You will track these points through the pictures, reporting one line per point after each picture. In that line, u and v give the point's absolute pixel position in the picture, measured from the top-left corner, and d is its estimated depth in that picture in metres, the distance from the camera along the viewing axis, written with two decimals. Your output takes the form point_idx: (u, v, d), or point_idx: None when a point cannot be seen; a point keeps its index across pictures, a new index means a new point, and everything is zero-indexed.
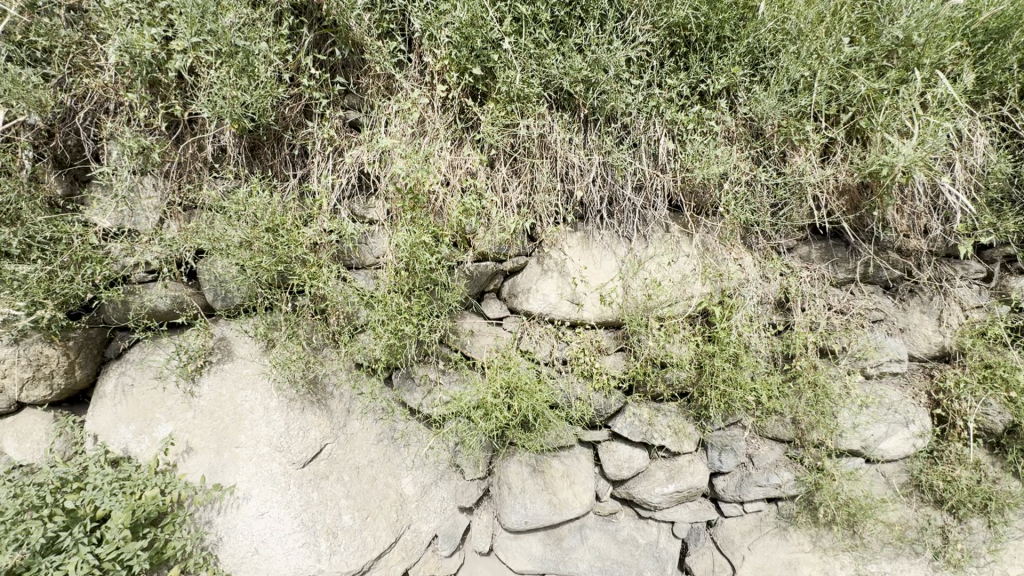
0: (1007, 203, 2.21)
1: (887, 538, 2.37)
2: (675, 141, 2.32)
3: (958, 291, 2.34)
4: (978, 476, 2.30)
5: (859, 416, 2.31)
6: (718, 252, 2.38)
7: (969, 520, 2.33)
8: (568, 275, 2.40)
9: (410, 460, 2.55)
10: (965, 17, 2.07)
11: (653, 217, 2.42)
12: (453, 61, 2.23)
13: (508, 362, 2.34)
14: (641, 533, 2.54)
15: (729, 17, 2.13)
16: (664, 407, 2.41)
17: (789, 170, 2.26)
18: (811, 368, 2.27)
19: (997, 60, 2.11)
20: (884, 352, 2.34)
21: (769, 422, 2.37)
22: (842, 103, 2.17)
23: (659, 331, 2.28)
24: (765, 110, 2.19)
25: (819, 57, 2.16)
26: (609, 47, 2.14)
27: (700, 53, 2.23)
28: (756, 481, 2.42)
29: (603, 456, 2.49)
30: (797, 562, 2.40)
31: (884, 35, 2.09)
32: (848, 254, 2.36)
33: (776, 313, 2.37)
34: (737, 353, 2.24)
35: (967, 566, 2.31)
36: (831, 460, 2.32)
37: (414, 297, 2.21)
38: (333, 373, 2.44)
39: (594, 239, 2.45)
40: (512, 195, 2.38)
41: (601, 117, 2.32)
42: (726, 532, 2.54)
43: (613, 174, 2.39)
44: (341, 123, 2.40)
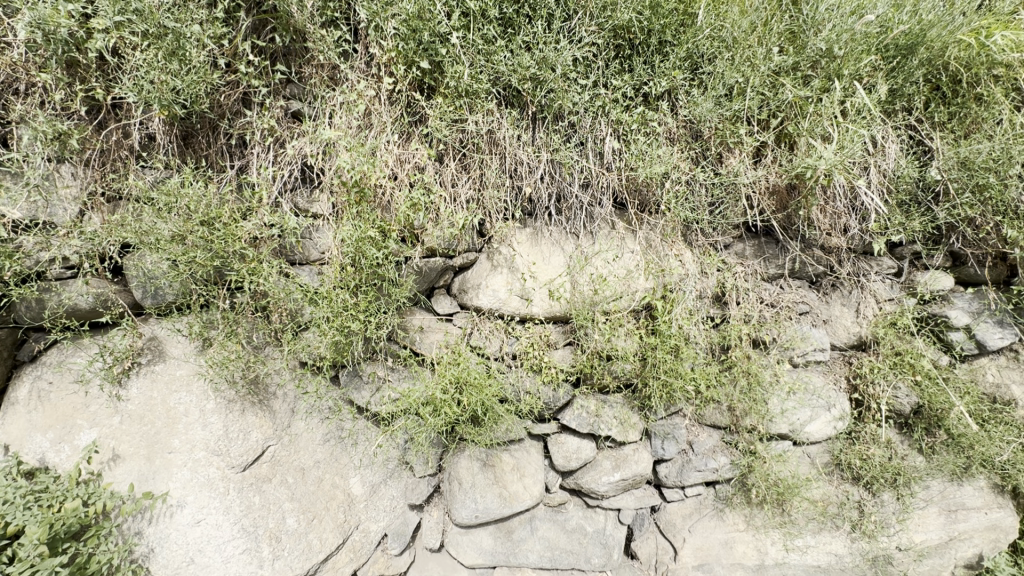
0: (914, 204, 2.41)
1: (811, 514, 2.53)
2: (620, 141, 2.39)
3: (873, 285, 2.52)
4: (889, 454, 2.51)
5: (787, 401, 2.47)
6: (660, 249, 2.48)
7: (881, 494, 2.52)
8: (517, 271, 2.43)
9: (358, 459, 2.50)
10: (879, 33, 2.24)
11: (599, 214, 2.49)
12: (400, 53, 2.20)
13: (458, 358, 2.35)
14: (588, 521, 2.61)
15: (670, 22, 2.23)
16: (610, 398, 2.49)
17: (724, 170, 2.38)
18: (745, 358, 2.41)
19: (906, 74, 2.30)
20: (809, 342, 2.51)
21: (706, 410, 2.49)
22: (772, 108, 2.30)
23: (605, 325, 2.34)
24: (703, 113, 2.30)
25: (752, 65, 2.29)
26: (556, 46, 2.18)
27: (643, 56, 2.32)
28: (695, 467, 2.53)
29: (552, 449, 2.54)
30: (732, 541, 2.57)
31: (809, 46, 2.24)
32: (778, 251, 2.53)
33: (713, 307, 2.50)
34: (677, 345, 2.35)
35: (879, 535, 2.51)
36: (762, 444, 2.46)
37: (361, 293, 2.17)
38: (276, 372, 2.36)
39: (543, 235, 2.49)
40: (461, 190, 2.37)
41: (549, 116, 2.36)
42: (669, 516, 2.65)
43: (561, 171, 2.44)
44: (283, 113, 2.31)
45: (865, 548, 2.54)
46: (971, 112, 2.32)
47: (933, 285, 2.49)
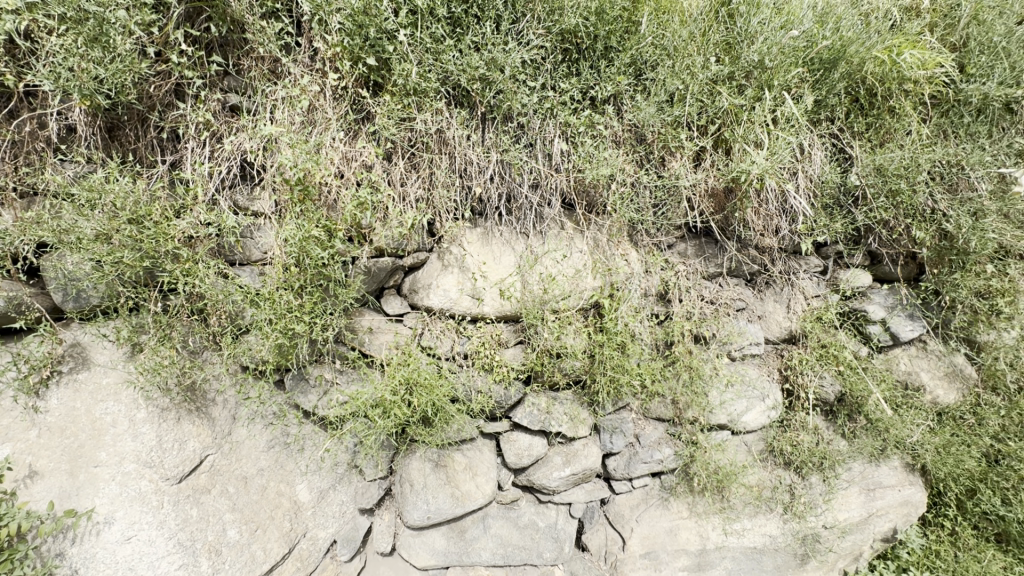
0: (837, 207, 2.59)
1: (747, 499, 2.66)
2: (569, 142, 2.45)
3: (802, 282, 2.69)
4: (817, 439, 2.67)
5: (725, 393, 2.60)
6: (606, 249, 2.55)
7: (810, 477, 2.68)
8: (467, 270, 2.43)
9: (305, 465, 2.43)
10: (805, 47, 2.40)
11: (549, 215, 2.53)
12: (345, 49, 2.16)
13: (408, 358, 2.33)
14: (541, 516, 2.65)
15: (615, 29, 2.31)
16: (560, 395, 2.54)
17: (667, 173, 2.49)
18: (686, 353, 2.52)
19: (829, 86, 2.47)
20: (745, 337, 2.66)
21: (652, 403, 2.59)
22: (710, 115, 2.42)
23: (554, 323, 2.39)
24: (645, 118, 2.39)
25: (691, 73, 2.41)
26: (505, 48, 2.21)
27: (589, 60, 2.38)
28: (642, 459, 2.63)
29: (504, 446, 2.56)
30: (677, 529, 2.66)
31: (743, 58, 2.38)
32: (717, 251, 2.66)
33: (658, 304, 2.60)
34: (624, 342, 2.43)
35: (808, 516, 2.66)
36: (703, 435, 2.58)
37: (306, 294, 2.11)
38: (215, 378, 2.26)
39: (494, 235, 2.50)
40: (410, 189, 2.35)
41: (498, 116, 2.38)
42: (617, 508, 2.73)
43: (510, 172, 2.47)
44: (220, 107, 2.22)
45: (796, 528, 2.66)
46: (885, 123, 2.53)
47: (853, 282, 2.69)
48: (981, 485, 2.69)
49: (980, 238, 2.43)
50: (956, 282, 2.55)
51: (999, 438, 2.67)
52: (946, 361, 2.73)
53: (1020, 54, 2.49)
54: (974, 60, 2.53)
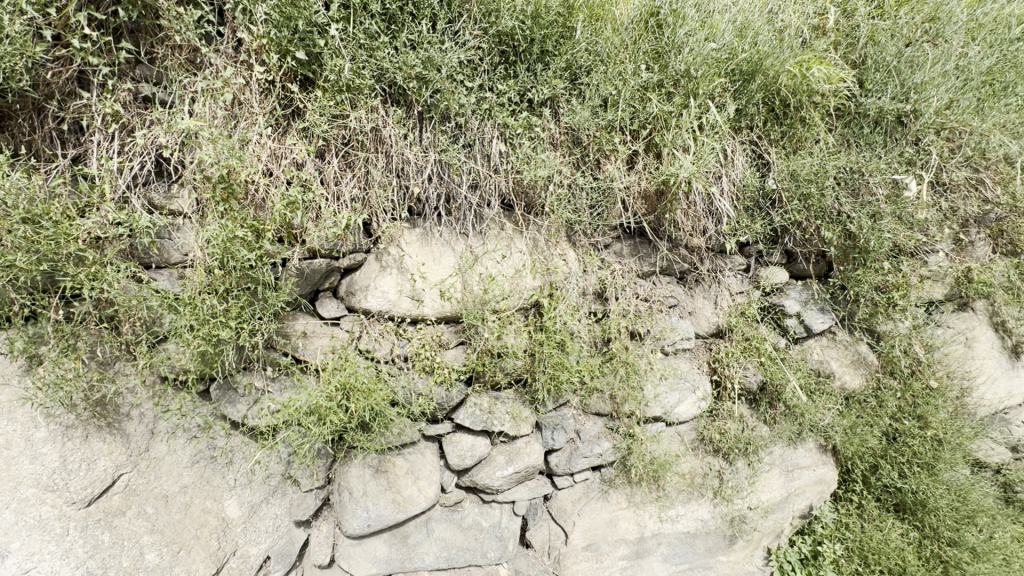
0: (757, 209, 2.78)
1: (681, 487, 2.79)
2: (507, 144, 2.47)
3: (727, 280, 2.87)
4: (742, 426, 2.83)
5: (659, 386, 2.71)
6: (545, 249, 2.60)
7: (736, 462, 2.84)
8: (406, 272, 2.40)
9: (233, 479, 2.29)
10: (726, 59, 2.56)
11: (488, 215, 2.54)
12: (273, 41, 2.07)
13: (345, 363, 2.27)
14: (485, 516, 2.66)
15: (550, 34, 2.36)
16: (502, 394, 2.55)
17: (602, 176, 2.57)
18: (623, 349, 2.62)
19: (748, 96, 2.64)
20: (677, 332, 2.79)
21: (591, 399, 2.67)
22: (641, 120, 2.52)
23: (494, 323, 2.40)
24: (580, 122, 2.46)
25: (623, 80, 2.50)
26: (441, 47, 2.20)
27: (525, 63, 2.42)
28: (582, 453, 2.70)
29: (446, 448, 2.54)
30: (616, 519, 2.74)
31: (671, 66, 2.50)
32: (651, 250, 2.77)
33: (595, 302, 2.68)
34: (563, 340, 2.48)
35: (735, 498, 2.82)
36: (640, 427, 2.67)
37: (232, 298, 2.02)
38: (129, 391, 2.09)
39: (433, 236, 2.49)
40: (344, 189, 2.30)
41: (436, 116, 2.36)
42: (560, 503, 2.78)
43: (449, 172, 2.46)
44: (131, 98, 2.06)
45: (724, 511, 2.82)
46: (797, 131, 2.74)
47: (772, 279, 2.88)
48: (883, 461, 2.93)
49: (878, 238, 2.66)
50: (859, 278, 2.80)
51: (897, 418, 2.92)
52: (852, 350, 2.95)
53: (909, 73, 2.77)
54: (871, 77, 2.79)
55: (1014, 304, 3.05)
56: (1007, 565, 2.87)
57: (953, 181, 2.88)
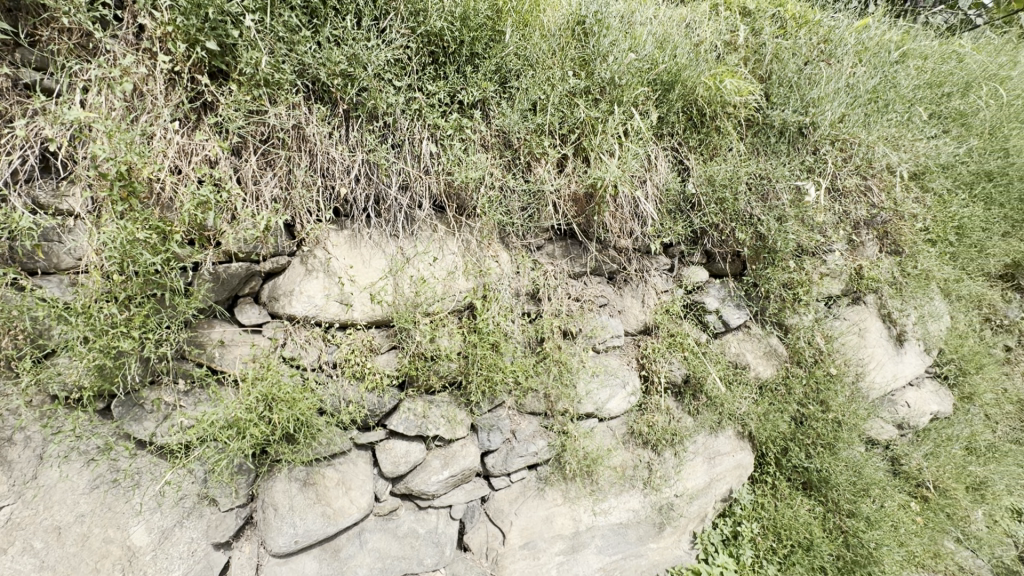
0: (679, 213, 2.94)
1: (613, 479, 2.87)
2: (437, 145, 2.46)
3: (653, 279, 3.01)
4: (669, 418, 2.96)
5: (591, 383, 2.79)
6: (477, 251, 2.61)
7: (664, 453, 2.96)
8: (334, 275, 2.33)
9: (139, 504, 2.08)
10: (648, 69, 2.69)
11: (419, 217, 2.52)
12: (179, 29, 1.94)
13: (266, 372, 2.15)
14: (421, 523, 2.61)
15: (480, 36, 2.38)
16: (436, 398, 2.54)
17: (532, 178, 2.62)
18: (556, 348, 2.68)
19: (669, 104, 2.79)
20: (607, 331, 2.88)
21: (526, 398, 2.70)
22: (570, 125, 2.59)
23: (426, 326, 2.38)
24: (510, 125, 2.49)
25: (552, 85, 2.56)
26: (367, 45, 2.16)
27: (455, 64, 2.42)
28: (518, 453, 2.71)
29: (380, 456, 2.48)
30: (552, 516, 2.77)
31: (596, 74, 2.60)
32: (581, 251, 2.86)
33: (529, 303, 2.72)
34: (496, 341, 2.50)
35: (664, 487, 2.93)
36: (573, 424, 2.74)
37: (135, 307, 1.85)
38: (11, 412, 1.88)
39: (362, 238, 2.43)
40: (264, 189, 2.20)
41: (362, 115, 2.31)
42: (497, 504, 2.78)
43: (377, 173, 2.41)
44: (10, 85, 1.84)
45: (654, 500, 2.93)
46: (713, 139, 2.93)
47: (693, 278, 3.06)
48: (791, 443, 3.16)
49: (784, 238, 2.93)
50: (769, 276, 3.04)
51: (803, 403, 3.18)
52: (764, 342, 3.19)
53: (807, 89, 3.04)
54: (776, 91, 3.04)
55: (897, 297, 3.41)
56: (896, 531, 3.13)
57: (846, 187, 3.19)
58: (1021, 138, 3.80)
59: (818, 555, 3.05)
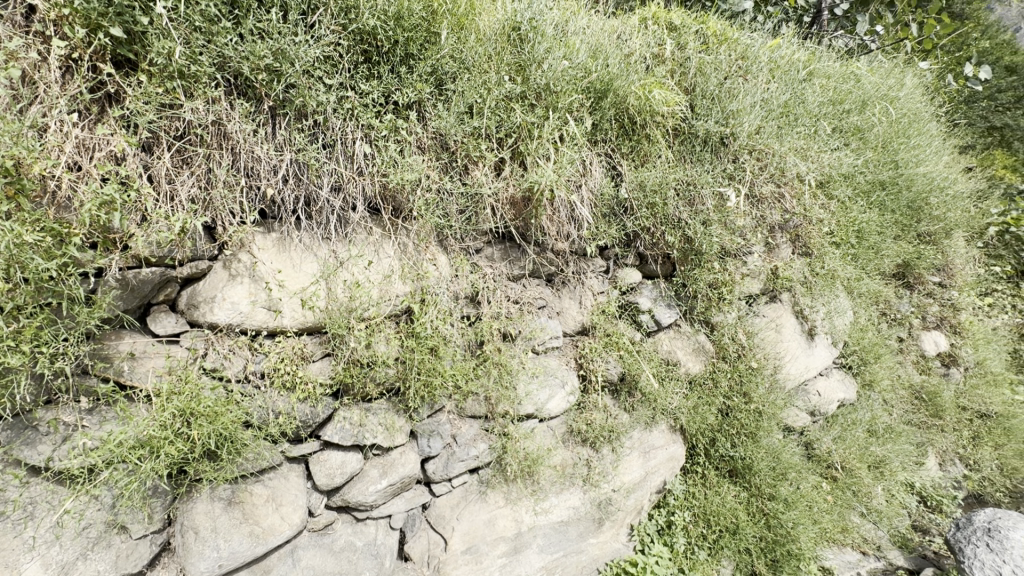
0: (613, 216, 3.04)
1: (553, 478, 2.90)
2: (372, 146, 2.41)
3: (590, 281, 3.09)
4: (606, 415, 3.05)
5: (530, 384, 2.82)
6: (414, 254, 2.57)
7: (602, 449, 3.03)
8: (260, 280, 2.21)
9: (32, 537, 1.85)
10: (582, 77, 2.78)
11: (353, 219, 2.45)
12: (78, 12, 1.77)
13: (184, 385, 2.00)
14: (358, 535, 2.50)
15: (414, 37, 2.36)
16: (373, 405, 2.47)
17: (470, 181, 2.61)
18: (495, 350, 2.69)
19: (602, 112, 2.89)
20: (546, 332, 2.93)
21: (466, 402, 2.70)
22: (506, 129, 2.61)
23: (362, 331, 2.31)
24: (446, 127, 2.48)
25: (488, 89, 2.58)
26: (295, 40, 2.09)
27: (389, 64, 2.39)
28: (459, 458, 2.69)
29: (313, 468, 2.38)
30: (495, 519, 2.75)
31: (532, 80, 2.65)
32: (520, 254, 2.89)
33: (468, 306, 2.72)
34: (434, 345, 2.48)
35: (602, 483, 2.99)
36: (513, 425, 2.75)
37: (26, 318, 1.67)
38: None
39: (291, 241, 2.33)
40: (179, 188, 2.06)
41: (290, 112, 2.23)
42: (438, 510, 2.73)
43: (307, 173, 2.33)
44: None
45: (594, 496, 2.97)
46: (644, 146, 3.06)
47: (626, 279, 3.18)
48: (719, 434, 3.32)
49: (709, 241, 3.12)
50: (696, 276, 3.22)
51: (728, 396, 3.36)
52: (693, 340, 3.36)
53: (727, 101, 3.25)
54: (699, 103, 3.23)
55: (808, 294, 3.71)
56: (810, 510, 3.40)
57: (762, 194, 3.45)
58: (907, 152, 4.28)
59: (742, 538, 3.24)
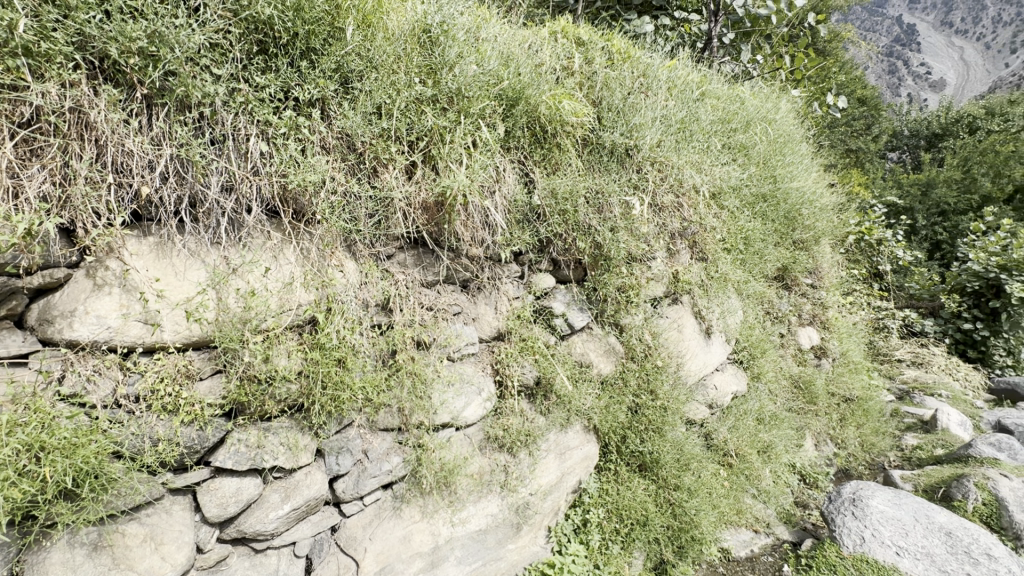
0: (527, 222, 3.08)
1: (471, 487, 2.84)
2: (269, 144, 2.24)
3: (505, 286, 3.11)
4: (523, 420, 3.06)
5: (446, 393, 2.76)
6: (318, 260, 2.42)
7: (519, 454, 3.04)
8: (134, 290, 1.97)
9: None
10: (494, 83, 2.80)
11: (248, 222, 2.25)
12: None
13: (32, 416, 1.70)
14: (257, 568, 2.29)
15: (316, 30, 2.24)
16: (273, 424, 2.28)
17: (379, 184, 2.51)
18: (409, 359, 2.60)
19: (514, 119, 2.93)
20: (462, 338, 2.89)
21: (378, 414, 2.58)
22: (417, 132, 2.55)
23: (258, 344, 2.13)
24: (353, 127, 2.37)
25: (397, 90, 2.52)
26: (175, 23, 1.90)
27: (288, 57, 2.25)
28: (370, 474, 2.56)
29: (203, 499, 2.13)
30: (410, 535, 2.63)
31: (443, 83, 2.62)
32: (434, 260, 2.84)
33: (379, 314, 2.61)
34: (341, 356, 2.35)
35: (520, 487, 2.99)
36: (429, 436, 2.67)
37: None
38: None
39: (173, 246, 2.09)
40: (26, 184, 1.78)
41: (171, 103, 2.02)
42: (349, 532, 2.56)
43: (192, 171, 2.12)
44: None
45: (511, 501, 2.97)
46: (555, 155, 3.14)
47: (540, 284, 3.24)
48: (629, 430, 3.48)
49: (616, 247, 3.28)
50: (605, 281, 3.37)
51: (637, 394, 3.53)
52: (605, 342, 3.49)
53: (631, 115, 3.45)
54: (606, 115, 3.39)
55: (704, 296, 4.02)
56: (710, 496, 3.65)
57: (664, 203, 3.68)
58: (784, 168, 4.82)
59: (652, 529, 3.34)
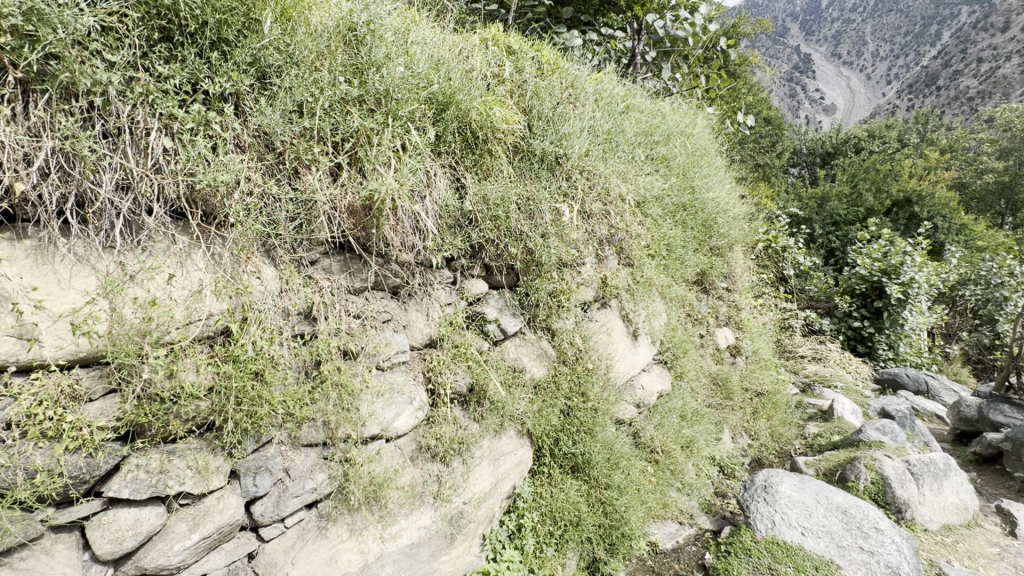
0: (459, 227, 3.06)
1: (402, 500, 2.74)
2: (173, 140, 2.06)
3: (437, 292, 3.06)
4: (456, 428, 3.01)
5: (374, 404, 2.65)
6: (232, 266, 2.24)
7: (453, 462, 2.98)
8: (4, 300, 1.72)
9: None
10: (423, 86, 2.77)
11: (148, 225, 2.05)
12: None
13: None
14: None
15: (228, 20, 2.12)
16: (179, 446, 2.08)
17: (300, 186, 2.38)
18: (335, 370, 2.47)
19: (445, 123, 2.90)
20: (392, 347, 2.80)
21: (301, 429, 2.43)
22: (342, 132, 2.45)
23: (160, 358, 1.94)
24: (270, 124, 2.24)
25: (320, 88, 2.41)
26: (58, 1, 1.71)
27: (197, 47, 2.10)
28: (292, 493, 2.40)
29: (93, 535, 1.89)
30: (337, 555, 2.49)
31: (370, 84, 2.54)
32: (361, 265, 2.73)
33: (301, 323, 2.46)
34: (258, 369, 2.19)
35: (453, 496, 2.94)
36: (356, 449, 2.55)
37: None
38: None
39: (56, 251, 1.86)
40: None
41: (54, 90, 1.81)
42: (269, 558, 2.37)
43: (79, 167, 1.90)
44: None
45: (444, 511, 2.91)
46: (487, 161, 3.14)
47: (473, 289, 3.20)
48: (561, 433, 3.53)
49: (547, 253, 3.34)
50: (537, 286, 3.41)
51: (569, 396, 3.59)
52: (537, 346, 3.53)
53: (560, 124, 3.55)
54: (536, 124, 3.45)
55: (631, 300, 4.20)
56: (639, 492, 3.78)
57: (592, 210, 3.80)
58: (701, 179, 5.16)
59: (584, 529, 3.40)
